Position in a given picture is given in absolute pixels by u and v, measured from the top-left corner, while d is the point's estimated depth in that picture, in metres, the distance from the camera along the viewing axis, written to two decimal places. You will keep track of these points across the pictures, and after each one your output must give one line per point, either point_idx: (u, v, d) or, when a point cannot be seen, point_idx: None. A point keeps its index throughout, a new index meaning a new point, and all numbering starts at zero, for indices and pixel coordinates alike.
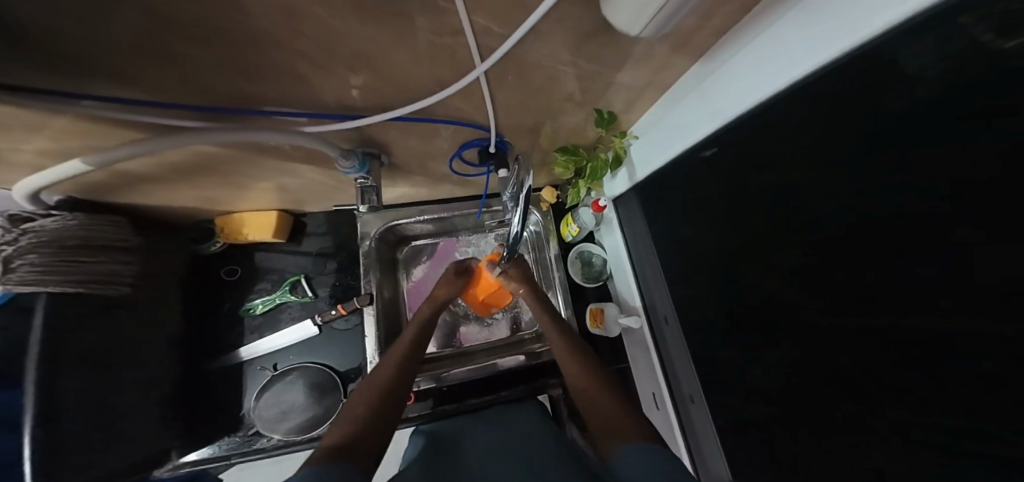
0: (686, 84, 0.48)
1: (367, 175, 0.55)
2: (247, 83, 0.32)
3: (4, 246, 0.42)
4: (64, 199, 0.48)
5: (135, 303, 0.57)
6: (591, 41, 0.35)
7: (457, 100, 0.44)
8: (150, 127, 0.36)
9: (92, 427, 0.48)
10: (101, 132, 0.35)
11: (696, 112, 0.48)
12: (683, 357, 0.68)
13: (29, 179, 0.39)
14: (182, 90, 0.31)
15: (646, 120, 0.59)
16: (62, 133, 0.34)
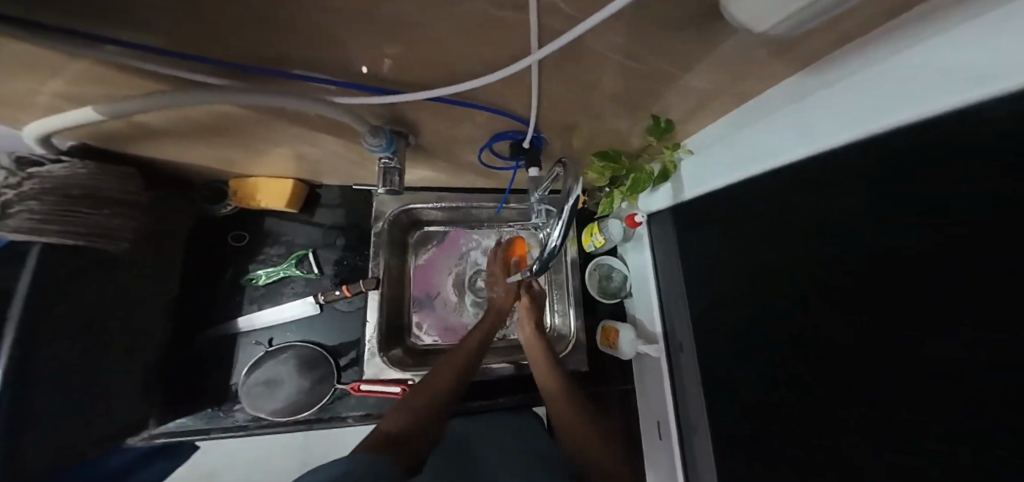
0: (769, 101, 0.41)
1: (392, 155, 0.51)
2: (284, 47, 0.28)
3: (8, 189, 0.41)
4: (78, 146, 0.48)
5: (132, 260, 0.54)
6: (675, 35, 0.30)
7: (502, 85, 0.39)
8: (171, 84, 0.32)
9: (67, 383, 0.46)
10: (117, 84, 0.32)
11: (768, 139, 0.41)
12: (694, 389, 0.63)
13: (45, 121, 0.36)
14: (207, 50, 0.27)
15: (714, 130, 0.52)
16: (75, 77, 0.30)
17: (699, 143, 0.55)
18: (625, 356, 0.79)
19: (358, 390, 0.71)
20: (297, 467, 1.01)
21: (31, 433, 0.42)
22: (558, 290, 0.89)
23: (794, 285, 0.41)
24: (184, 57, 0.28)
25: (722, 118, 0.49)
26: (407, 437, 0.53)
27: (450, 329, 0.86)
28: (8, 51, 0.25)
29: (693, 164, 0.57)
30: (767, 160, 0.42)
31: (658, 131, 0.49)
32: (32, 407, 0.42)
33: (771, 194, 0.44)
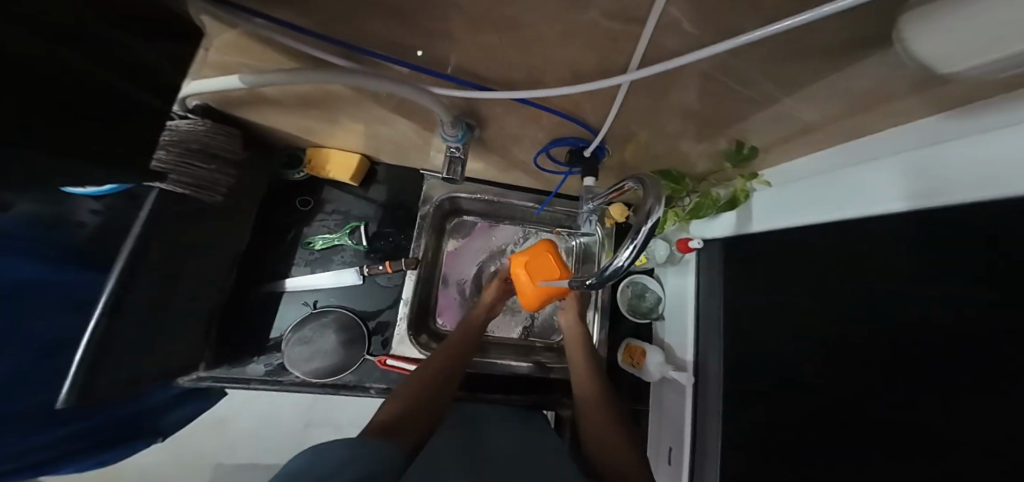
0: (879, 146, 0.38)
1: (460, 146, 0.53)
2: (409, 35, 0.31)
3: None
4: (201, 105, 0.53)
5: (214, 210, 0.60)
6: (783, 63, 0.30)
7: (585, 96, 0.40)
8: (296, 58, 0.36)
9: (151, 306, 0.52)
10: (252, 53, 0.36)
11: (870, 185, 0.38)
12: (715, 422, 0.63)
13: (180, 86, 0.42)
14: (341, 31, 0.31)
15: (804, 164, 0.49)
16: (225, 43, 0.34)
17: (782, 177, 0.53)
18: (650, 377, 0.79)
19: (384, 364, 0.76)
20: (303, 423, 1.09)
21: (109, 348, 0.47)
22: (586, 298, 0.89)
23: (855, 335, 0.40)
24: (320, 36, 0.31)
25: (811, 155, 0.48)
26: (399, 423, 0.57)
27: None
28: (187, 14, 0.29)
29: (769, 197, 0.55)
30: (849, 208, 0.41)
31: (737, 156, 0.52)
32: (118, 324, 0.47)
33: (846, 241, 0.42)
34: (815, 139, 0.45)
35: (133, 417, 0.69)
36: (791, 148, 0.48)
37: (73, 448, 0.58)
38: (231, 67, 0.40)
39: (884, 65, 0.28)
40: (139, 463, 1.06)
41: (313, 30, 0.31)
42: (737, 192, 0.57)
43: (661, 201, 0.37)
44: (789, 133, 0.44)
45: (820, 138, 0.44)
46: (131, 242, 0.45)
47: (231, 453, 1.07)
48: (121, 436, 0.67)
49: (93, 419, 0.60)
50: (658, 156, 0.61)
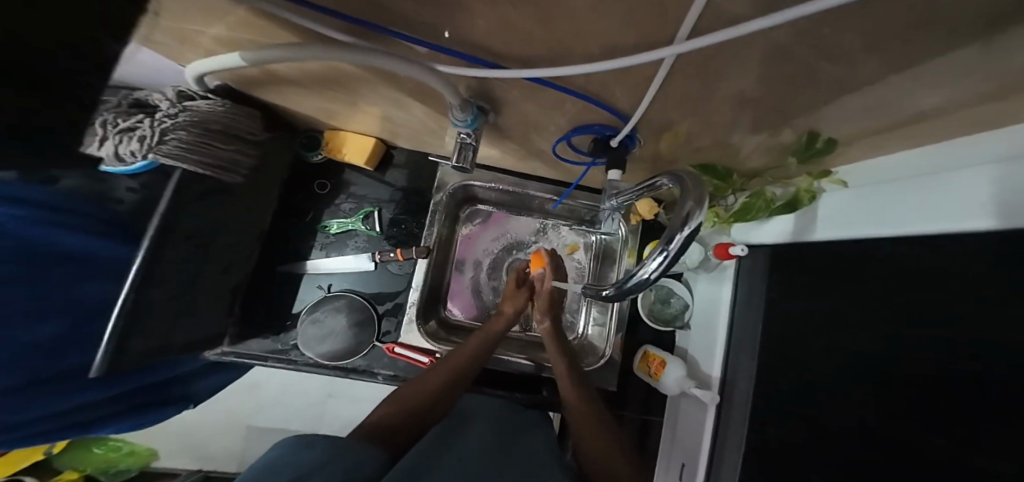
0: (969, 153, 0.32)
1: (472, 132, 0.49)
2: (420, 9, 0.26)
3: (167, 118, 0.45)
4: (223, 85, 0.53)
5: (240, 190, 0.60)
6: (881, 48, 0.24)
7: (617, 77, 0.35)
8: (303, 36, 0.33)
9: (179, 288, 0.54)
10: (256, 30, 0.32)
11: (951, 195, 0.33)
12: (737, 450, 0.58)
13: (195, 63, 0.40)
14: (345, 5, 0.27)
15: (892, 166, 0.42)
16: (230, 21, 0.32)
17: (863, 176, 0.46)
18: (667, 390, 0.73)
19: (393, 351, 0.77)
20: (324, 393, 1.13)
21: (142, 326, 0.49)
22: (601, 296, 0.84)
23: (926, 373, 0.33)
24: (323, 8, 0.28)
25: (910, 153, 0.40)
26: (391, 433, 0.55)
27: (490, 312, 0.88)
28: None
29: (841, 200, 0.48)
30: (939, 221, 0.34)
31: (808, 150, 0.45)
32: (148, 306, 0.49)
33: (933, 262, 0.35)
34: (903, 133, 0.37)
35: (163, 383, 0.73)
36: (871, 140, 0.40)
37: (109, 409, 0.62)
38: (235, 44, 0.37)
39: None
40: (180, 419, 1.14)
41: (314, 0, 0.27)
42: (799, 192, 0.51)
43: (702, 202, 0.31)
44: (877, 121, 0.36)
45: (912, 131, 0.36)
46: (156, 218, 0.45)
47: (260, 417, 1.14)
48: (149, 402, 0.71)
49: (128, 385, 0.63)
50: (696, 148, 0.54)
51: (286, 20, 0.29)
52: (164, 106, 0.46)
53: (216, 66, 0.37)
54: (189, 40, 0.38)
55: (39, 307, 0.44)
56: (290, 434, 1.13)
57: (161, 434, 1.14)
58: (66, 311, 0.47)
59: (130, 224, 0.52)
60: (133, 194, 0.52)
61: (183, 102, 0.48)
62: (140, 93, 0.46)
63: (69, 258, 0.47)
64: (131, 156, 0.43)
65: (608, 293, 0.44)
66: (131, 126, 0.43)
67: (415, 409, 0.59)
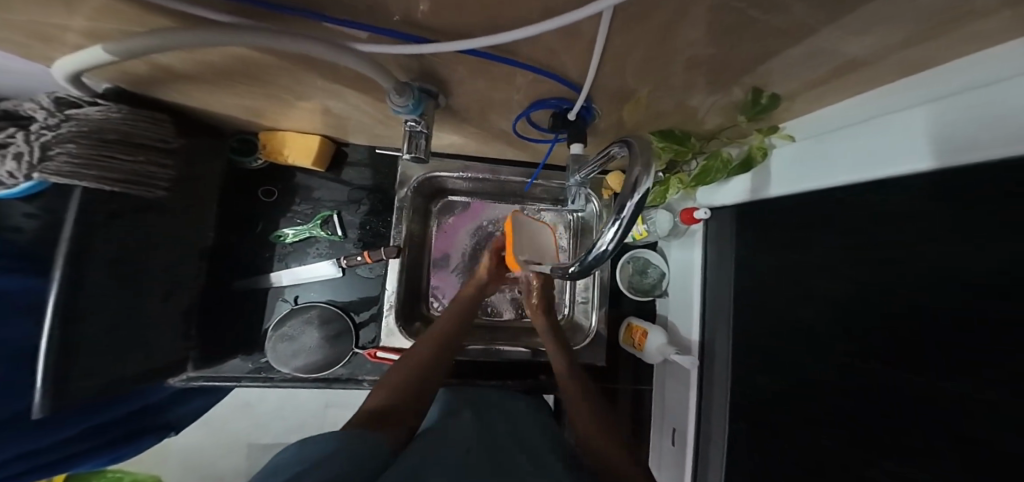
0: (920, 91, 0.31)
1: (420, 118, 0.45)
2: None
3: (47, 130, 0.39)
4: (114, 88, 0.47)
5: (165, 204, 0.55)
6: None
7: (556, 42, 0.32)
8: (187, 20, 0.28)
9: (114, 322, 0.49)
10: (130, 16, 0.27)
11: (898, 140, 0.33)
12: (722, 410, 0.60)
13: (62, 61, 0.34)
14: None
15: (834, 114, 0.41)
16: (92, 10, 0.27)
17: (809, 128, 0.45)
18: (651, 359, 0.74)
19: (375, 356, 0.73)
20: (319, 405, 1.11)
21: (75, 368, 0.44)
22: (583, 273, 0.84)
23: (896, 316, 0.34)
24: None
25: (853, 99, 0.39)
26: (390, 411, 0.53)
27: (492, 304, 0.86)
28: None
29: (794, 153, 0.48)
30: (895, 166, 0.33)
31: (754, 107, 0.44)
32: (78, 345, 0.44)
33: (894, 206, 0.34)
34: (848, 80, 0.36)
35: (136, 412, 0.68)
36: (821, 93, 0.39)
37: (77, 447, 0.58)
38: (109, 35, 0.32)
39: None
40: (179, 439, 1.09)
41: None
42: (752, 150, 0.50)
43: (650, 168, 0.30)
44: (824, 71, 0.35)
45: (860, 78, 0.35)
46: (64, 244, 0.40)
47: (259, 433, 1.10)
48: (126, 433, 0.67)
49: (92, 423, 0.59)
50: (656, 113, 0.52)
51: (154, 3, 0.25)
52: (41, 117, 0.40)
53: (87, 63, 0.31)
54: (57, 36, 0.33)
55: None
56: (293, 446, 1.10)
57: (163, 460, 1.09)
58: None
59: (34, 254, 0.47)
60: (34, 220, 0.47)
61: (65, 111, 0.41)
62: (12, 104, 0.41)
63: None
64: (9, 177, 0.38)
65: (569, 273, 0.44)
66: (1, 143, 0.38)
67: (410, 382, 0.58)
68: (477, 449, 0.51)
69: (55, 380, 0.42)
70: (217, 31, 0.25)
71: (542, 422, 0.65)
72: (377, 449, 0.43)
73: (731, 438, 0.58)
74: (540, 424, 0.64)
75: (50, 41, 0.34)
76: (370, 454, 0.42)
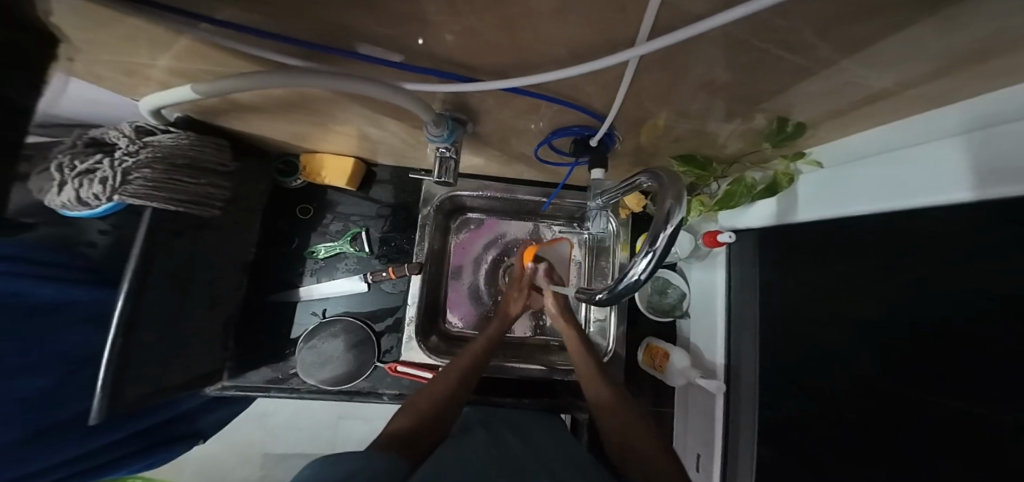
0: (952, 119, 0.32)
1: (450, 145, 0.48)
2: (377, 27, 0.26)
3: (128, 157, 0.43)
4: (184, 117, 0.51)
5: (217, 221, 0.60)
6: (842, 30, 0.24)
7: (585, 77, 0.34)
8: (261, 63, 0.31)
9: (166, 331, 0.53)
10: (212, 60, 0.31)
11: (924, 169, 0.34)
12: (750, 437, 0.58)
13: (150, 97, 0.38)
14: (298, 30, 0.26)
15: (865, 142, 0.42)
16: (180, 53, 0.31)
17: (837, 154, 0.46)
18: (673, 382, 0.74)
19: (395, 370, 0.75)
20: (334, 417, 1.12)
21: (132, 372, 0.48)
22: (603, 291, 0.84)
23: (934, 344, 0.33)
24: (276, 36, 0.27)
25: (873, 130, 0.41)
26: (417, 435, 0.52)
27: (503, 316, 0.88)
28: (121, 20, 0.25)
29: (818, 179, 0.48)
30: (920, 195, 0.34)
31: (780, 134, 0.45)
32: (135, 354, 0.48)
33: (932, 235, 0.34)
34: (871, 110, 0.37)
35: (169, 420, 0.71)
36: (842, 122, 0.40)
37: (118, 452, 0.61)
38: (186, 73, 0.36)
39: (999, 23, 0.20)
40: (200, 449, 1.11)
41: (264, 28, 0.26)
42: (777, 175, 0.51)
43: (682, 199, 0.31)
44: (844, 102, 0.36)
45: (883, 108, 0.35)
46: (134, 256, 0.45)
47: (276, 442, 1.12)
48: (162, 440, 0.70)
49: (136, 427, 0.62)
50: (676, 138, 0.53)
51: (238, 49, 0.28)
52: (123, 144, 0.44)
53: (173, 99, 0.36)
54: (147, 75, 0.37)
55: (33, 359, 0.44)
56: (306, 457, 1.11)
57: (183, 468, 1.11)
58: (62, 354, 0.47)
59: (100, 267, 0.53)
60: (105, 236, 0.54)
61: (143, 138, 0.46)
62: (98, 132, 0.45)
63: (48, 307, 0.46)
64: (94, 199, 0.42)
65: (600, 298, 0.45)
66: (90, 169, 0.42)
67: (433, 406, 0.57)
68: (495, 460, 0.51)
69: (112, 382, 0.45)
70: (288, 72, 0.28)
71: (563, 435, 0.66)
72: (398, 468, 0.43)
73: (760, 466, 0.56)
74: (557, 438, 0.64)
75: (140, 79, 0.38)
76: (388, 478, 0.40)
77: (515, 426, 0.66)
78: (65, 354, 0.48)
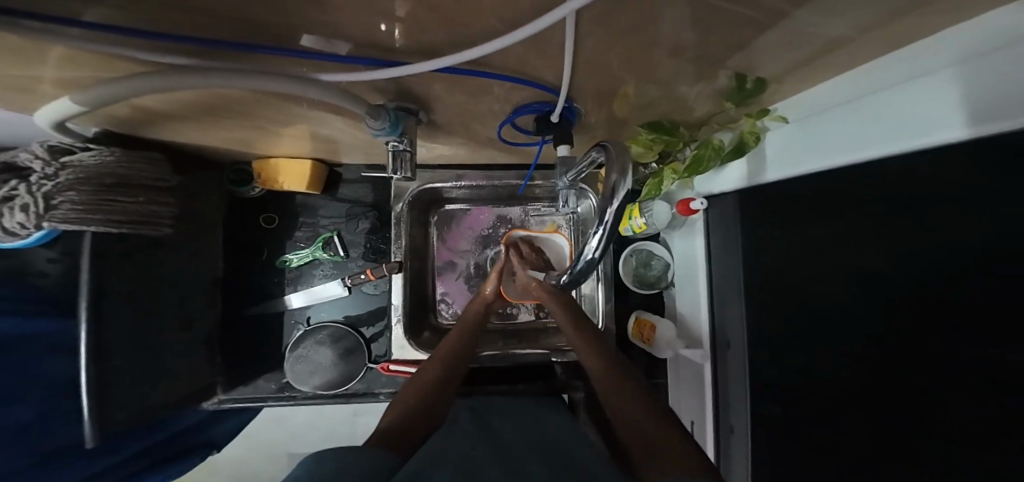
0: (915, 60, 0.30)
1: (400, 138, 0.45)
2: (270, 20, 0.23)
3: (46, 181, 0.40)
4: (103, 131, 0.47)
5: (170, 239, 0.57)
6: None
7: (524, 48, 0.31)
8: (159, 65, 0.27)
9: (141, 356, 0.51)
10: (100, 64, 0.27)
11: (897, 115, 0.32)
12: (740, 400, 0.60)
13: (45, 109, 0.32)
14: (179, 30, 0.23)
15: (824, 94, 0.40)
16: (59, 63, 0.27)
17: (800, 109, 0.44)
18: (661, 353, 0.74)
19: (388, 370, 0.74)
20: (347, 414, 1.13)
21: (114, 400, 0.47)
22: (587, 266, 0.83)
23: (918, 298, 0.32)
24: (158, 37, 0.23)
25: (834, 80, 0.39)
26: (409, 427, 0.47)
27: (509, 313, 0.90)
28: None
29: (786, 134, 0.47)
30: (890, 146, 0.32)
31: (740, 93, 0.43)
32: (112, 381, 0.46)
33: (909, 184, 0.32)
34: (836, 57, 0.34)
35: (181, 431, 0.70)
36: (804, 72, 0.38)
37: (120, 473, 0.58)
38: (85, 83, 0.32)
39: None
40: (224, 456, 1.13)
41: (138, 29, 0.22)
42: (743, 135, 0.49)
43: (625, 173, 0.31)
44: (809, 50, 0.33)
45: (848, 53, 0.33)
46: (84, 284, 0.43)
47: (295, 441, 1.13)
48: (174, 452, 0.69)
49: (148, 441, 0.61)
50: (643, 107, 0.51)
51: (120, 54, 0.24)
52: (38, 167, 0.41)
53: (60, 113, 0.31)
54: (41, 89, 0.33)
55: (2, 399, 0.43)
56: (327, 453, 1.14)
57: (211, 474, 1.13)
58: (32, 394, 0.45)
59: (62, 296, 0.50)
60: (56, 264, 0.50)
61: (60, 158, 0.42)
62: (10, 155, 0.42)
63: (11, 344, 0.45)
64: (21, 228, 0.40)
65: (563, 282, 0.45)
66: (8, 196, 0.40)
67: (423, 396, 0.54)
68: (482, 450, 0.49)
69: (95, 407, 0.45)
70: (182, 74, 0.25)
71: (557, 412, 0.67)
72: (382, 467, 0.38)
73: (751, 427, 0.58)
74: (550, 419, 0.64)
75: (35, 93, 0.34)
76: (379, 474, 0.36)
77: (505, 411, 0.66)
78: (36, 396, 0.46)
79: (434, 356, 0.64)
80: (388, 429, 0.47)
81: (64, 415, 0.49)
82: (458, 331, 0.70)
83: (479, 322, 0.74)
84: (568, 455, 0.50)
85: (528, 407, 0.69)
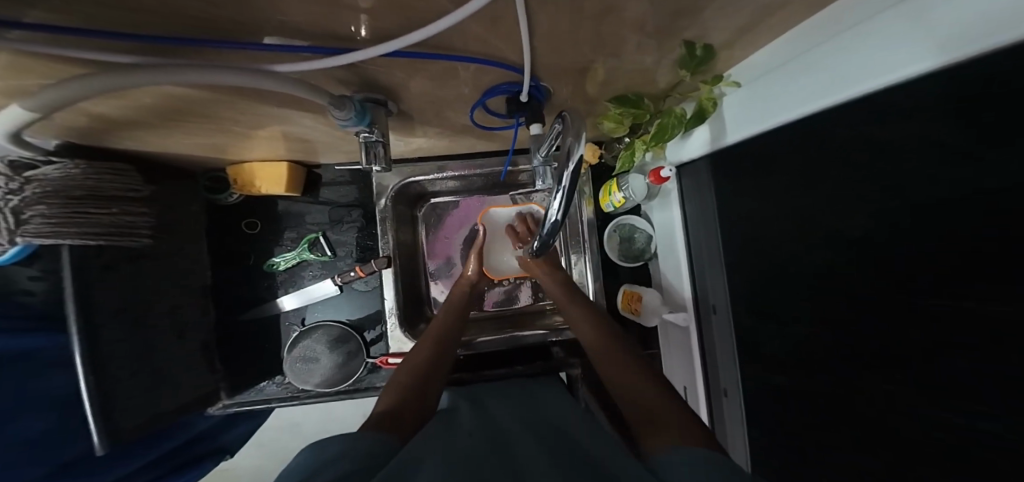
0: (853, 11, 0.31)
1: (370, 128, 0.45)
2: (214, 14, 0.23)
3: (11, 196, 0.40)
4: (64, 144, 0.46)
5: (151, 250, 0.57)
6: None
7: (478, 28, 0.31)
8: (105, 64, 0.27)
9: (140, 367, 0.52)
10: (43, 67, 0.27)
11: (839, 66, 0.33)
12: (728, 360, 0.62)
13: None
14: (118, 26, 0.22)
15: (773, 54, 0.41)
16: (1, 69, 0.26)
17: (750, 73, 0.45)
18: (649, 322, 0.78)
19: (387, 363, 0.75)
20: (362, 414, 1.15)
21: (117, 412, 0.48)
22: (575, 246, 0.84)
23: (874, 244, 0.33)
24: (100, 35, 0.23)
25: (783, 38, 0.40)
26: (401, 411, 0.50)
27: (507, 293, 0.91)
28: None
29: (739, 98, 0.49)
30: (835, 94, 0.34)
31: (691, 61, 0.43)
32: (112, 394, 0.47)
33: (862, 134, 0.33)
34: (784, 16, 0.34)
35: (190, 439, 0.70)
36: (754, 35, 0.38)
37: None
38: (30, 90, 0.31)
39: None
40: (244, 461, 1.14)
41: (75, 28, 0.22)
42: (702, 102, 0.51)
43: (580, 137, 0.34)
44: (758, 11, 0.33)
45: (796, 11, 0.33)
46: (72, 300, 0.44)
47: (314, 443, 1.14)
48: (188, 457, 0.70)
49: (160, 448, 0.62)
50: (607, 83, 0.51)
51: (61, 55, 0.24)
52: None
53: (11, 124, 0.30)
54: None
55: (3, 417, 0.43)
56: None
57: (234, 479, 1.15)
58: (37, 409, 0.46)
59: (50, 313, 0.50)
60: (39, 282, 0.49)
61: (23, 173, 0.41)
62: None
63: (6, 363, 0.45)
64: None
65: (536, 250, 0.52)
66: None
67: (416, 381, 0.56)
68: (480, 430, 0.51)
69: (102, 416, 0.46)
70: (125, 73, 0.24)
71: (556, 389, 0.69)
72: (379, 451, 0.40)
73: (743, 387, 0.60)
74: (548, 397, 0.66)
75: None
76: (370, 461, 0.37)
77: (504, 394, 0.68)
78: (36, 413, 0.46)
79: (425, 337, 0.66)
80: (383, 413, 0.50)
81: (67, 430, 0.50)
82: (448, 312, 0.72)
83: (465, 303, 0.76)
84: (567, 432, 0.52)
85: (529, 388, 0.71)
